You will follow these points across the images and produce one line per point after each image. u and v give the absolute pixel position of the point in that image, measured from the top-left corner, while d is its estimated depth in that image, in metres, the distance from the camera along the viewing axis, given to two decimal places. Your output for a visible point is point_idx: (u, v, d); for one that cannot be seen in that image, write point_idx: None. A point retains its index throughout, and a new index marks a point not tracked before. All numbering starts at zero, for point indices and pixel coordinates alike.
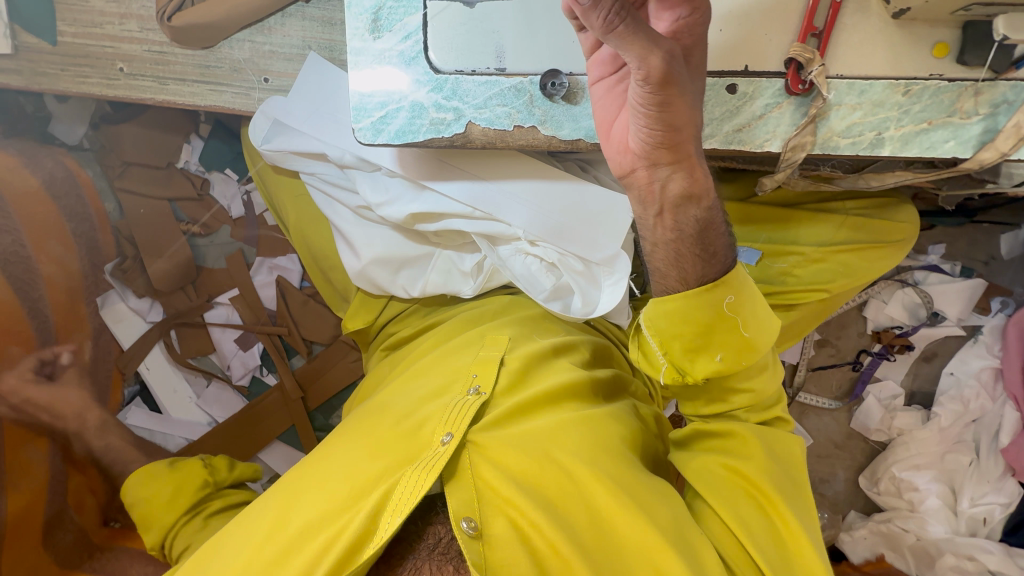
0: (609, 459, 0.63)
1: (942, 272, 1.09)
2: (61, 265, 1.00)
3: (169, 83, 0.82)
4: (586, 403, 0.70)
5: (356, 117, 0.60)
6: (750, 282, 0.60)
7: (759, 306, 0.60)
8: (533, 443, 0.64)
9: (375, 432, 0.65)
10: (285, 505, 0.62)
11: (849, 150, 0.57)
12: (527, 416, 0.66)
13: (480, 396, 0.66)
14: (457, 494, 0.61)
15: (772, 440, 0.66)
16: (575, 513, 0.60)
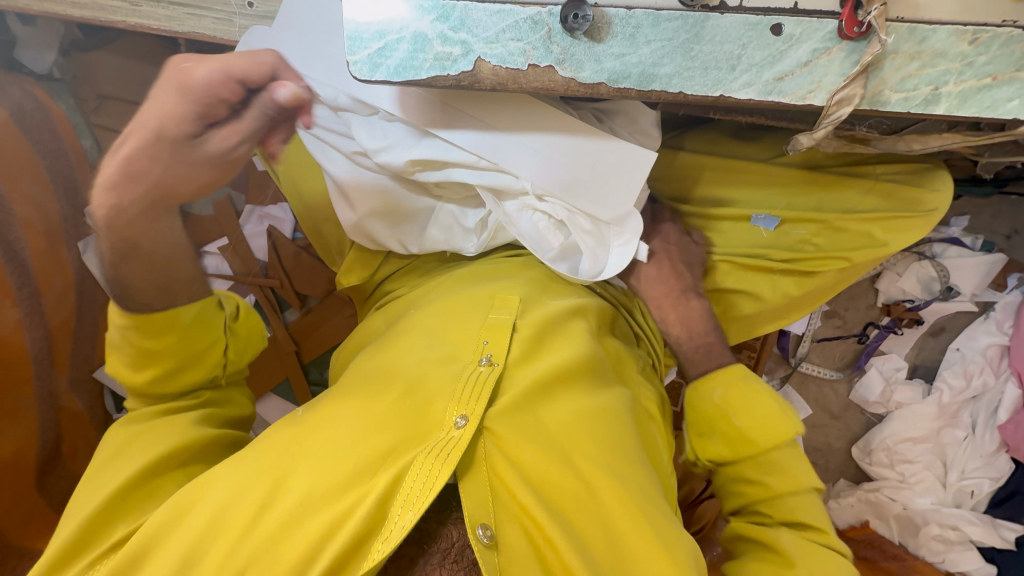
0: (620, 458, 0.61)
1: (962, 246, 1.05)
2: (37, 207, 0.93)
3: (141, 4, 0.73)
4: (599, 386, 0.67)
5: (351, 48, 0.53)
6: (748, 385, 0.74)
7: (752, 402, 0.73)
8: (548, 437, 0.60)
9: (380, 402, 0.60)
10: (279, 469, 0.56)
11: (900, 107, 0.51)
12: (544, 398, 0.63)
13: (493, 368, 0.62)
14: (472, 493, 0.56)
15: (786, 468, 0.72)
16: (587, 523, 0.57)
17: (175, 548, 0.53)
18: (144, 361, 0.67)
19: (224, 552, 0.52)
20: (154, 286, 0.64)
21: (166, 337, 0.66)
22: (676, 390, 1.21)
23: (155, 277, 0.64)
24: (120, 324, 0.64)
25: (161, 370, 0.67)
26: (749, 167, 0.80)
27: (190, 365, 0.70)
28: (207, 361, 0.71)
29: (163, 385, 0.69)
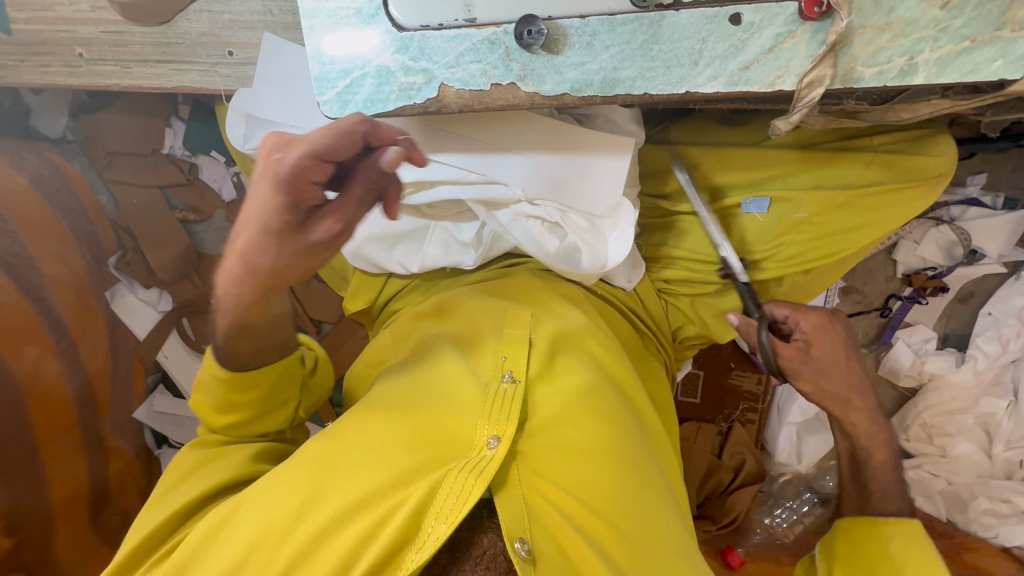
0: (641, 468, 0.62)
1: (983, 206, 0.99)
2: (65, 262, 1.01)
3: (131, 66, 0.75)
4: (619, 395, 0.67)
5: (319, 89, 0.55)
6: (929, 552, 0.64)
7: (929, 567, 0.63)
8: (572, 450, 0.60)
9: (406, 423, 0.60)
10: (313, 491, 0.56)
11: (875, 82, 0.49)
12: (569, 411, 0.63)
13: (516, 383, 0.62)
14: (507, 507, 0.55)
15: None
16: (616, 531, 0.57)
17: (214, 565, 0.55)
18: (227, 406, 0.67)
19: (264, 569, 0.54)
20: (256, 351, 0.66)
21: (256, 392, 0.67)
22: (693, 381, 1.20)
23: (256, 343, 0.65)
24: (215, 375, 0.66)
25: (239, 418, 0.68)
26: (739, 151, 0.78)
27: (268, 414, 0.71)
28: (282, 412, 0.72)
29: (236, 428, 0.70)
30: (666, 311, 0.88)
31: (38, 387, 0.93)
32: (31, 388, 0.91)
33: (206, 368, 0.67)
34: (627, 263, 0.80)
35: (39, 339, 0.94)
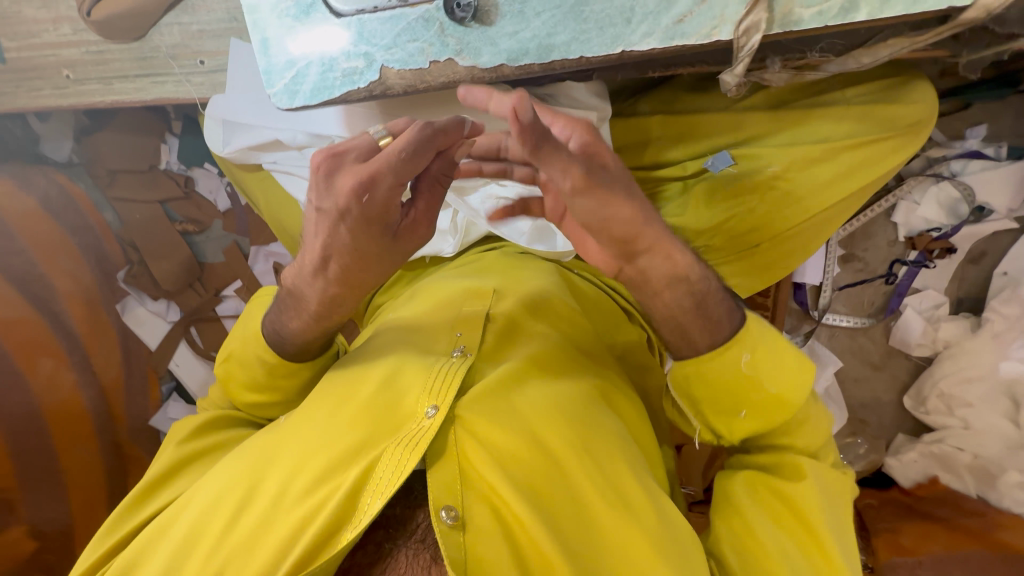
0: (594, 438, 0.59)
1: (986, 158, 0.94)
2: (73, 277, 1.06)
3: (113, 83, 0.79)
4: (575, 371, 0.66)
5: (269, 81, 0.56)
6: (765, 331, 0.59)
7: (781, 357, 0.59)
8: (520, 422, 0.59)
9: (351, 402, 0.59)
10: (255, 472, 0.57)
11: (815, 23, 0.48)
12: (518, 385, 0.62)
13: (465, 359, 0.61)
14: (438, 478, 0.55)
15: (826, 483, 0.62)
16: (559, 501, 0.56)
17: (159, 557, 0.55)
18: (263, 387, 0.68)
19: (203, 555, 0.53)
20: (305, 348, 0.66)
21: (295, 378, 0.68)
22: None
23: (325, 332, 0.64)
24: (262, 356, 0.66)
25: (269, 399, 0.69)
26: (708, 116, 0.76)
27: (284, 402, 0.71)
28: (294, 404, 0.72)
29: (258, 408, 0.71)
30: None
31: (55, 399, 0.98)
32: (48, 399, 0.97)
33: (252, 345, 0.67)
34: None
35: (52, 349, 0.99)
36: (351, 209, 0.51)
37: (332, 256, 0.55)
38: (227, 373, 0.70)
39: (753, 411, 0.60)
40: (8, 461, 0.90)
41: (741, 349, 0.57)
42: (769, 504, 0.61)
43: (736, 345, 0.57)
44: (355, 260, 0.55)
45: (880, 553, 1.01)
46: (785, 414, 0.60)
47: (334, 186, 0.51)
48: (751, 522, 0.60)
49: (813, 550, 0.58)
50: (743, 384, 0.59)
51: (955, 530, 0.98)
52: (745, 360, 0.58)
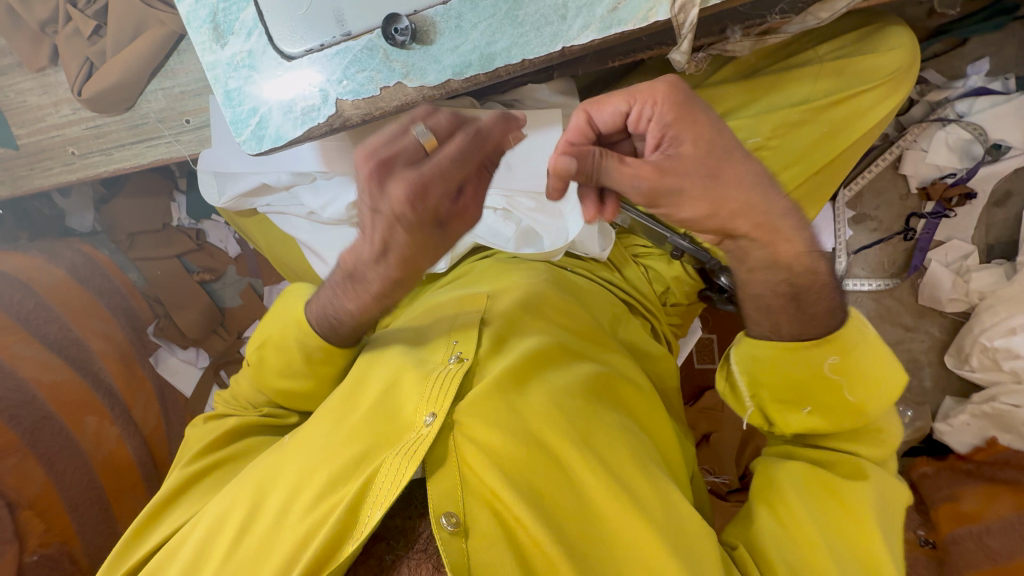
0: (595, 433, 0.59)
1: (992, 93, 0.89)
2: (107, 337, 1.11)
3: (113, 152, 0.84)
4: (574, 367, 0.66)
5: (236, 129, 0.59)
6: (864, 338, 0.55)
7: (872, 358, 0.56)
8: (519, 422, 0.58)
9: (351, 417, 0.61)
10: (257, 493, 0.58)
11: None
12: (517, 386, 0.61)
13: (462, 363, 0.62)
14: (440, 484, 0.54)
15: (886, 489, 0.57)
16: (560, 498, 0.55)
17: None
18: (301, 374, 0.67)
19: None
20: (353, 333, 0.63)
21: (331, 367, 0.66)
22: (709, 346, 1.11)
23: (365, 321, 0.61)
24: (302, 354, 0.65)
25: (303, 389, 0.68)
26: None
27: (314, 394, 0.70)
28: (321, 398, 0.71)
29: (288, 398, 0.70)
30: (645, 276, 0.86)
31: (103, 453, 1.01)
32: (96, 454, 1.00)
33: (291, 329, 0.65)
34: (593, 232, 0.81)
35: (96, 408, 1.02)
36: (406, 216, 0.48)
37: (389, 251, 0.51)
38: (260, 359, 0.69)
39: (818, 407, 0.57)
40: (65, 518, 0.93)
41: (830, 350, 0.54)
42: (820, 502, 0.56)
43: (827, 344, 0.54)
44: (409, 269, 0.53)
45: (941, 526, 0.94)
46: (853, 423, 0.57)
47: (386, 192, 0.48)
48: (798, 514, 0.55)
49: (855, 541, 0.53)
50: (813, 379, 0.56)
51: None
52: (831, 363, 0.55)
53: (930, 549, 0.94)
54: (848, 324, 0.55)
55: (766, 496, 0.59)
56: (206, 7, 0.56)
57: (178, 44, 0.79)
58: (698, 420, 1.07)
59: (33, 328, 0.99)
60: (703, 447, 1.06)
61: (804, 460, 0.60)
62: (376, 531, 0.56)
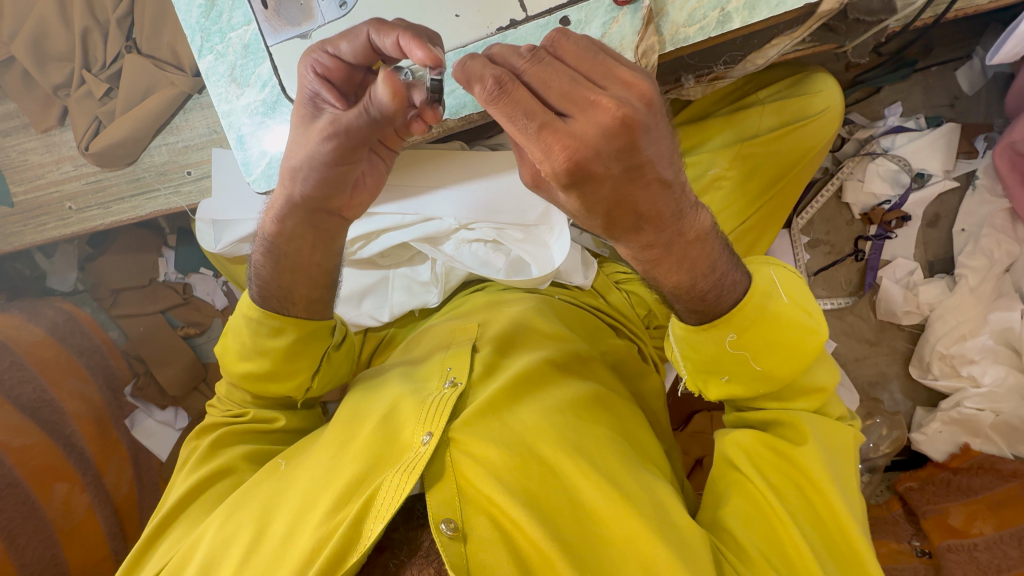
0: (586, 440, 0.61)
1: (909, 131, 1.03)
2: (83, 398, 1.03)
3: (111, 205, 0.87)
4: (565, 384, 0.68)
5: (247, 170, 0.65)
6: (771, 303, 0.57)
7: (779, 325, 0.58)
8: (512, 436, 0.59)
9: (354, 439, 0.62)
10: (264, 513, 0.58)
11: (700, 37, 0.57)
12: (511, 404, 0.63)
13: (456, 387, 0.63)
14: (437, 495, 0.55)
15: (823, 431, 0.61)
16: (555, 503, 0.56)
17: None
18: (255, 355, 0.66)
19: None
20: (282, 292, 0.65)
21: (289, 340, 0.65)
22: None
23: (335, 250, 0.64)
24: (253, 320, 0.65)
25: (262, 369, 0.67)
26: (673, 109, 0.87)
27: (280, 379, 0.68)
28: (293, 381, 0.69)
29: (257, 384, 0.68)
30: (629, 300, 0.91)
31: (71, 523, 0.90)
32: (62, 525, 0.88)
33: (242, 311, 0.67)
34: (577, 262, 0.86)
35: (68, 473, 0.92)
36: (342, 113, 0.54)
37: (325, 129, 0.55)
38: (224, 349, 0.70)
39: (735, 377, 0.60)
40: None
41: (728, 328, 0.56)
42: (783, 472, 0.59)
43: (725, 324, 0.56)
44: (311, 232, 0.61)
45: (934, 536, 0.97)
46: (769, 387, 0.61)
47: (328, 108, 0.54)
48: (763, 490, 0.58)
49: (818, 506, 0.57)
50: (727, 355, 0.58)
51: (1004, 507, 0.92)
52: (731, 340, 0.57)
53: (927, 558, 0.96)
54: (751, 293, 0.56)
55: (735, 479, 0.61)
56: (225, 61, 0.63)
57: (184, 104, 0.84)
58: (690, 445, 1.09)
59: (6, 390, 0.90)
60: (697, 472, 1.07)
61: (755, 426, 0.63)
62: (380, 542, 0.56)
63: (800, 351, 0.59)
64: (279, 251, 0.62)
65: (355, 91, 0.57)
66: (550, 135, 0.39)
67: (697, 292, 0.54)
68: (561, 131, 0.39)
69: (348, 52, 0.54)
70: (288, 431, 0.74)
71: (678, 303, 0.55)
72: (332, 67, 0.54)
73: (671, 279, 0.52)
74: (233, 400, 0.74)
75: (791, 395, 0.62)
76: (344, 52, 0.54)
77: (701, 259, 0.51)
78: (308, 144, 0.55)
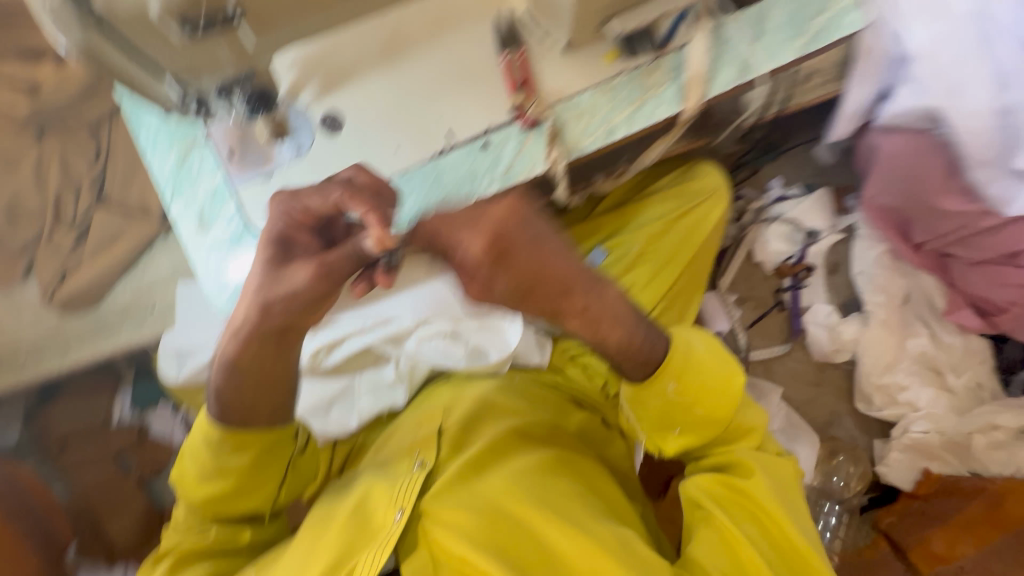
0: (553, 494, 0.64)
1: (792, 197, 1.22)
2: (18, 568, 0.94)
3: (70, 349, 0.89)
4: (531, 448, 0.71)
5: (214, 297, 0.71)
6: (695, 353, 0.65)
7: (706, 368, 0.65)
8: (482, 498, 0.63)
9: (327, 533, 0.62)
10: None
11: (594, 145, 0.70)
12: (479, 472, 0.66)
13: (425, 467, 0.66)
14: (411, 565, 0.60)
15: (770, 468, 0.66)
16: (525, 555, 0.59)
17: None
18: (215, 474, 0.65)
19: None
20: (241, 406, 0.63)
21: (246, 453, 0.65)
22: None
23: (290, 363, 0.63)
24: (212, 440, 0.65)
25: (225, 487, 0.66)
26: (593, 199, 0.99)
27: (246, 493, 0.68)
28: (259, 492, 0.69)
29: (221, 503, 0.67)
30: (585, 372, 0.94)
31: None
32: None
33: (199, 432, 0.66)
34: (532, 342, 0.92)
35: None
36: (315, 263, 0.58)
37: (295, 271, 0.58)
38: (181, 473, 0.68)
39: (686, 428, 0.67)
40: None
41: (666, 377, 0.64)
42: (742, 507, 0.63)
43: (661, 375, 0.64)
44: (266, 348, 0.60)
45: (923, 567, 1.04)
46: (715, 431, 0.66)
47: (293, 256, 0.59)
48: (727, 522, 0.61)
49: (776, 536, 0.61)
50: (675, 404, 0.65)
51: (976, 527, 1.02)
52: (671, 389, 0.64)
53: None
54: (674, 350, 0.64)
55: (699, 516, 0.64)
56: (194, 206, 0.72)
57: (151, 244, 0.91)
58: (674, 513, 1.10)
59: None
60: None
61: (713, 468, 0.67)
62: None
63: (731, 395, 0.66)
64: (233, 367, 0.61)
65: (324, 233, 0.62)
66: (475, 223, 0.54)
67: (633, 348, 0.61)
68: (485, 219, 0.54)
69: (320, 206, 0.60)
70: (251, 548, 0.71)
71: (625, 362, 0.63)
72: (302, 217, 0.61)
73: (605, 337, 0.60)
74: (186, 526, 0.69)
75: (732, 437, 0.67)
76: (314, 205, 0.60)
77: (624, 317, 0.60)
78: (279, 284, 0.58)
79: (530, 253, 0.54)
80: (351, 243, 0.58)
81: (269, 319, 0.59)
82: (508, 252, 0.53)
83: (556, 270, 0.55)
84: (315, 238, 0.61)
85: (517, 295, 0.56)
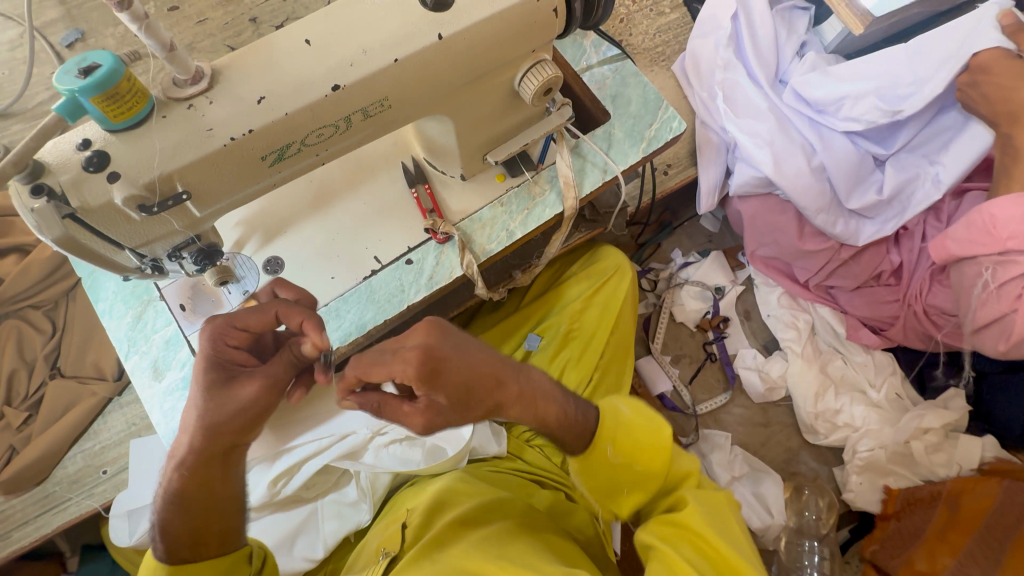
0: (512, 552, 0.70)
1: (694, 263, 1.41)
2: None
3: (12, 532, 0.88)
4: (493, 521, 0.77)
5: (167, 440, 0.74)
6: (625, 413, 0.73)
7: (637, 426, 0.73)
8: (445, 565, 0.69)
9: None
10: None
11: (500, 247, 0.84)
12: (442, 545, 0.72)
13: (388, 556, 0.72)
14: None
15: (709, 505, 0.71)
16: None
17: None
18: None
19: None
20: (190, 531, 0.65)
21: None
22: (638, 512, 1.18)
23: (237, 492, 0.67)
24: None
25: None
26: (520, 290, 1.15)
27: None
28: None
29: None
30: (545, 455, 1.00)
31: None
32: None
33: (146, 573, 0.66)
34: (487, 433, 0.96)
35: None
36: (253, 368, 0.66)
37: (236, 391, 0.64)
38: None
39: (632, 487, 0.73)
40: None
41: (604, 440, 0.71)
42: (685, 540, 0.68)
43: (599, 437, 0.71)
44: (213, 470, 0.64)
45: None
46: (655, 482, 0.72)
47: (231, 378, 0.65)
48: (670, 552, 0.66)
49: (717, 561, 0.66)
50: (615, 466, 0.72)
51: (948, 535, 1.04)
52: (610, 450, 0.71)
53: None
54: (603, 415, 0.72)
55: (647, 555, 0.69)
56: (149, 356, 0.78)
57: (104, 408, 0.96)
58: None
59: None
60: None
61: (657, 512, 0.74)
62: None
63: (664, 446, 0.72)
64: (184, 501, 0.65)
65: (257, 346, 0.69)
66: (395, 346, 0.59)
67: (565, 416, 0.69)
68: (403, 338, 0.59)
69: (256, 324, 0.66)
70: None
71: (567, 436, 0.70)
72: (240, 338, 0.67)
73: (539, 406, 0.66)
74: None
75: (670, 484, 0.75)
76: (252, 325, 0.66)
77: (548, 389, 0.68)
78: (227, 404, 0.63)
79: (455, 364, 0.60)
80: (289, 349, 0.68)
81: (216, 442, 0.63)
82: (435, 366, 0.58)
83: (476, 369, 0.61)
84: (251, 353, 0.68)
85: (451, 404, 0.61)
